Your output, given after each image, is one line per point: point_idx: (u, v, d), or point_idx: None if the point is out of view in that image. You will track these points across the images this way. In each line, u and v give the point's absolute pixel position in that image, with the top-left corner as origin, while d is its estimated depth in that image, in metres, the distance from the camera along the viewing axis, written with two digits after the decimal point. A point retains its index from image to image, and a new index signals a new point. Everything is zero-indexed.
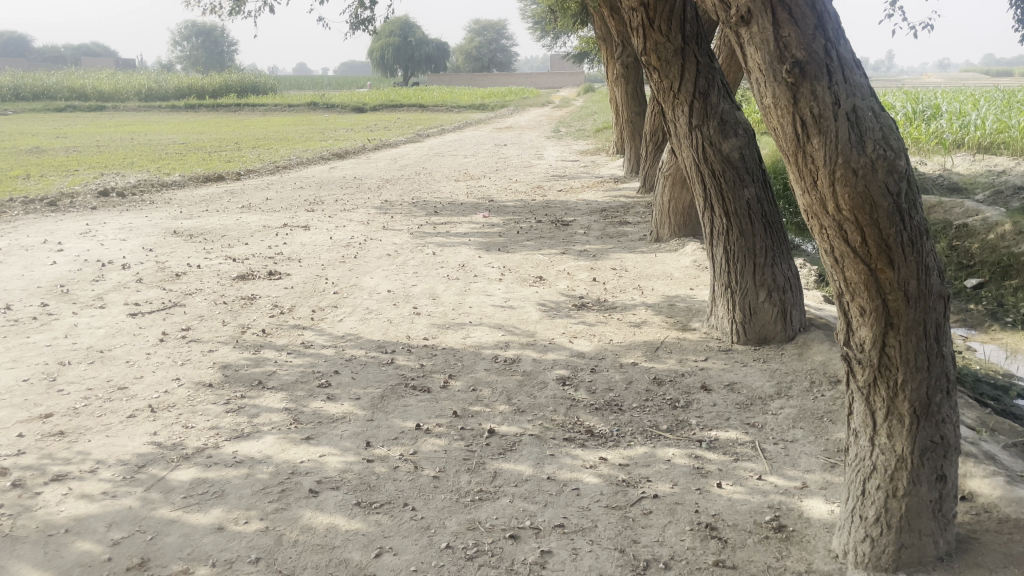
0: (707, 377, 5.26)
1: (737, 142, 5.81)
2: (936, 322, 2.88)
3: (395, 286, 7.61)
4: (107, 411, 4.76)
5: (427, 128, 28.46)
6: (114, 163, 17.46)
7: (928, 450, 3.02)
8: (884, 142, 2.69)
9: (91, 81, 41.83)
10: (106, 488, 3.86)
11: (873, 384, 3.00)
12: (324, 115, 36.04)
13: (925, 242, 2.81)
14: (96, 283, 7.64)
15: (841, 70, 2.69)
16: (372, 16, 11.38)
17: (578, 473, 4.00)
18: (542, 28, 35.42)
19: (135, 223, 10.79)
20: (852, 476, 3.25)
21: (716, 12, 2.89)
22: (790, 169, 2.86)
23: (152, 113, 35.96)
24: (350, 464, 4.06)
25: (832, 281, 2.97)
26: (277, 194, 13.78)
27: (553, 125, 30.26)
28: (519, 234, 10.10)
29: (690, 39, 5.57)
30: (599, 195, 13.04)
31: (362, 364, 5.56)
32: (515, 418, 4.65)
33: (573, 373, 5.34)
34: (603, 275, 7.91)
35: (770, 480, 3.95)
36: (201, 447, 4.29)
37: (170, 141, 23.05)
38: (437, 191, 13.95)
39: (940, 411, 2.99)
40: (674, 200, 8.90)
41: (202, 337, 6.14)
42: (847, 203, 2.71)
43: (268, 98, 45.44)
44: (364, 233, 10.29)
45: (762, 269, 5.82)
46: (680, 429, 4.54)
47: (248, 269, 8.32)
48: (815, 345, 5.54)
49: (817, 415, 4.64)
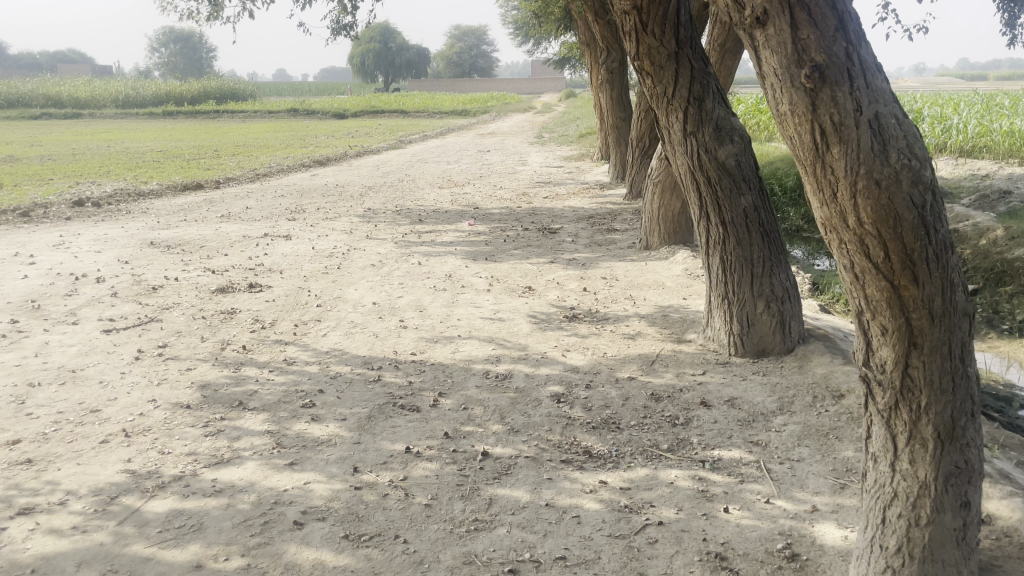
0: (707, 393, 5.08)
1: (733, 148, 5.63)
2: (961, 342, 2.72)
3: (380, 298, 7.40)
4: (78, 437, 4.51)
5: (408, 135, 28.28)
6: (90, 171, 17.13)
7: (952, 476, 2.84)
8: (909, 151, 2.52)
9: (66, 87, 41.35)
10: (76, 521, 3.62)
11: (895, 407, 2.83)
12: (305, 122, 35.78)
13: (951, 257, 2.63)
14: (69, 298, 7.36)
15: (862, 74, 2.52)
16: (354, 20, 11.17)
17: (578, 499, 3.80)
18: (524, 32, 35.24)
19: (111, 233, 10.51)
20: (871, 503, 3.08)
21: (729, 14, 2.71)
22: (806, 179, 2.69)
23: (130, 120, 35.59)
24: (337, 493, 3.84)
25: (851, 298, 2.80)
26: (258, 203, 13.53)
27: (535, 131, 30.09)
28: (506, 242, 9.90)
29: (684, 43, 5.43)
30: (585, 202, 12.87)
31: (348, 382, 5.33)
32: (509, 439, 4.44)
33: (568, 390, 5.14)
34: (594, 285, 7.73)
35: (779, 504, 3.77)
36: (179, 475, 4.05)
37: (148, 149, 22.71)
38: (421, 199, 13.74)
39: (965, 435, 2.82)
40: (663, 207, 8.75)
41: (180, 355, 5.90)
42: (869, 216, 2.53)
43: (250, 104, 45.10)
44: (347, 243, 10.06)
45: (760, 279, 5.65)
46: (681, 449, 4.36)
47: (227, 281, 8.08)
48: (815, 358, 5.38)
49: (823, 432, 4.48)
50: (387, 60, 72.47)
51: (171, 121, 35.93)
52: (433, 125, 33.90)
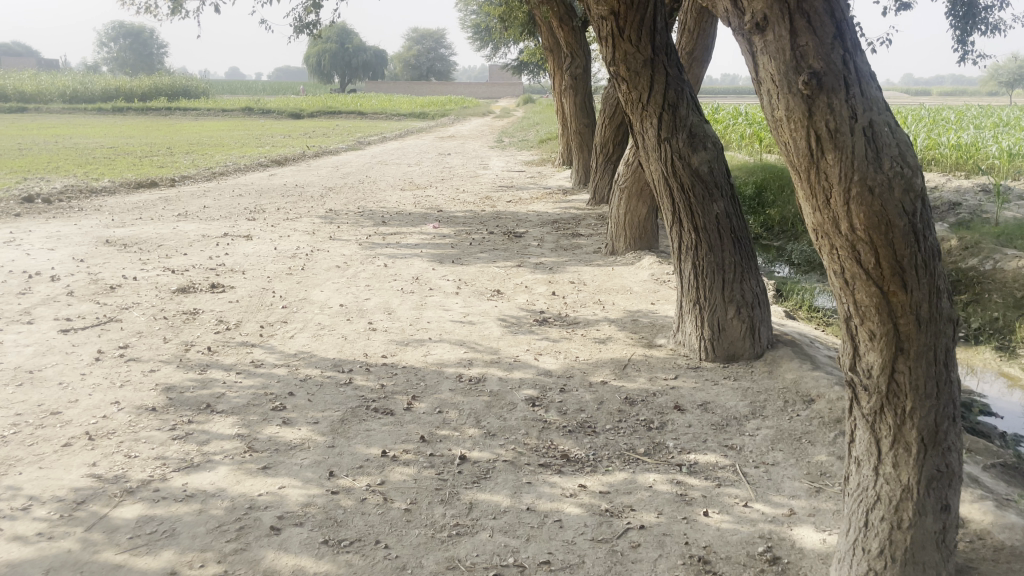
0: (680, 397, 5.11)
1: (706, 155, 5.67)
2: (946, 347, 2.76)
3: (347, 300, 7.29)
4: (40, 440, 4.35)
5: (365, 136, 28.03)
6: (38, 167, 16.67)
7: (933, 479, 2.89)
8: (901, 159, 2.56)
9: (11, 80, 40.29)
10: (42, 528, 3.48)
11: (880, 411, 2.87)
12: (259, 121, 35.35)
13: (938, 264, 2.68)
14: (22, 296, 7.12)
15: (857, 83, 2.56)
16: (318, 20, 11.05)
17: (558, 503, 3.78)
18: (482, 37, 35.10)
19: (64, 230, 10.22)
20: (854, 506, 3.11)
21: (727, 19, 2.74)
22: (799, 185, 2.72)
23: (79, 115, 34.83)
24: (313, 498, 3.76)
25: (839, 303, 2.83)
26: (216, 202, 13.28)
27: (493, 136, 30.07)
28: (471, 245, 9.87)
29: (659, 49, 5.52)
30: (548, 206, 12.90)
31: (318, 385, 5.23)
32: (486, 443, 4.41)
33: (542, 394, 5.12)
34: (562, 289, 7.74)
35: (757, 507, 3.80)
36: (147, 480, 3.93)
37: (98, 146, 22.22)
38: (383, 200, 13.65)
39: (947, 439, 2.87)
40: (630, 213, 8.79)
41: (142, 356, 5.74)
42: (862, 223, 2.57)
43: (202, 102, 44.38)
44: (310, 244, 9.91)
45: (730, 284, 5.69)
46: (658, 453, 4.37)
47: (188, 281, 7.90)
48: (785, 363, 5.45)
49: (795, 436, 4.54)
50: (343, 61, 71.79)
51: (123, 118, 35.08)
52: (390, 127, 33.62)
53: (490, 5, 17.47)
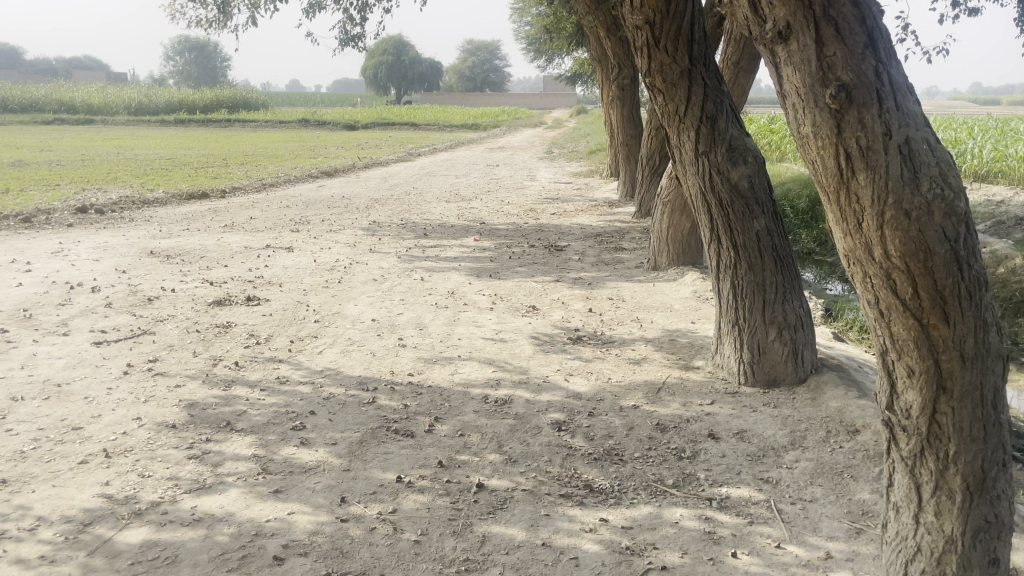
0: (714, 424, 4.85)
1: (746, 170, 5.41)
2: (995, 387, 2.49)
3: (380, 314, 7.20)
4: (56, 457, 4.32)
5: (417, 148, 28.20)
6: (97, 178, 17.04)
7: (980, 530, 2.61)
8: (942, 179, 2.32)
9: (79, 93, 41.69)
10: (45, 551, 3.42)
11: (920, 455, 2.61)
12: (314, 133, 35.78)
13: (985, 294, 2.41)
14: (62, 307, 7.20)
15: (892, 96, 2.33)
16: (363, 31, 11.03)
17: (576, 539, 3.58)
18: (535, 47, 35.00)
19: (112, 241, 10.37)
20: (892, 555, 2.86)
21: (748, 28, 2.55)
22: (829, 209, 2.50)
23: (142, 128, 35.78)
24: (322, 526, 3.63)
25: (874, 336, 2.59)
26: (263, 213, 13.40)
27: (544, 146, 29.90)
28: (511, 259, 9.71)
29: (696, 60, 5.30)
30: (593, 219, 12.68)
31: (341, 404, 5.12)
32: (506, 470, 4.23)
33: (569, 418, 4.92)
34: (599, 306, 7.52)
35: (790, 549, 3.55)
36: (156, 502, 3.84)
37: (158, 157, 22.74)
38: (427, 213, 13.58)
39: (996, 486, 2.59)
40: (673, 227, 8.55)
41: (170, 370, 5.71)
42: (897, 249, 2.33)
43: (259, 113, 45.27)
44: (350, 256, 9.88)
45: (772, 305, 5.42)
46: (688, 485, 4.13)
47: (225, 294, 7.91)
48: (829, 390, 5.15)
49: (836, 470, 4.26)
50: (398, 72, 72.56)
51: (184, 129, 35.86)
52: (443, 139, 33.74)
53: (540, 17, 17.35)
